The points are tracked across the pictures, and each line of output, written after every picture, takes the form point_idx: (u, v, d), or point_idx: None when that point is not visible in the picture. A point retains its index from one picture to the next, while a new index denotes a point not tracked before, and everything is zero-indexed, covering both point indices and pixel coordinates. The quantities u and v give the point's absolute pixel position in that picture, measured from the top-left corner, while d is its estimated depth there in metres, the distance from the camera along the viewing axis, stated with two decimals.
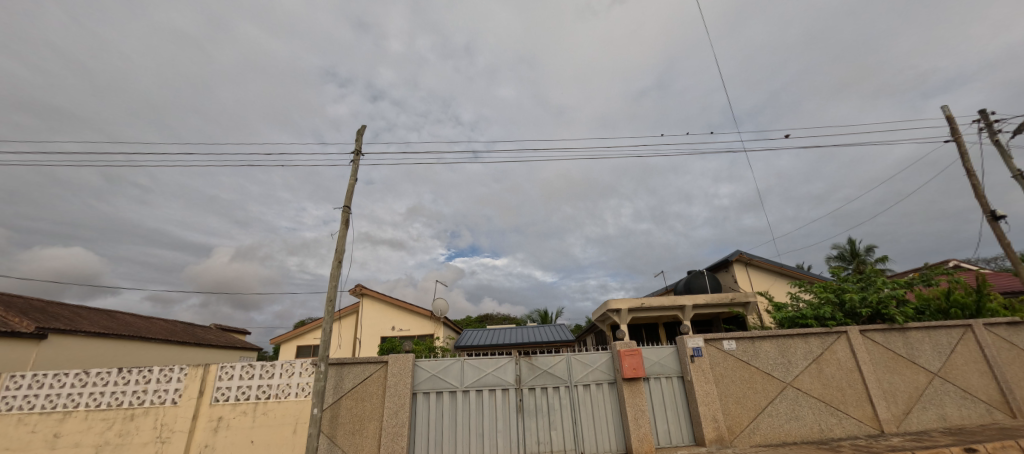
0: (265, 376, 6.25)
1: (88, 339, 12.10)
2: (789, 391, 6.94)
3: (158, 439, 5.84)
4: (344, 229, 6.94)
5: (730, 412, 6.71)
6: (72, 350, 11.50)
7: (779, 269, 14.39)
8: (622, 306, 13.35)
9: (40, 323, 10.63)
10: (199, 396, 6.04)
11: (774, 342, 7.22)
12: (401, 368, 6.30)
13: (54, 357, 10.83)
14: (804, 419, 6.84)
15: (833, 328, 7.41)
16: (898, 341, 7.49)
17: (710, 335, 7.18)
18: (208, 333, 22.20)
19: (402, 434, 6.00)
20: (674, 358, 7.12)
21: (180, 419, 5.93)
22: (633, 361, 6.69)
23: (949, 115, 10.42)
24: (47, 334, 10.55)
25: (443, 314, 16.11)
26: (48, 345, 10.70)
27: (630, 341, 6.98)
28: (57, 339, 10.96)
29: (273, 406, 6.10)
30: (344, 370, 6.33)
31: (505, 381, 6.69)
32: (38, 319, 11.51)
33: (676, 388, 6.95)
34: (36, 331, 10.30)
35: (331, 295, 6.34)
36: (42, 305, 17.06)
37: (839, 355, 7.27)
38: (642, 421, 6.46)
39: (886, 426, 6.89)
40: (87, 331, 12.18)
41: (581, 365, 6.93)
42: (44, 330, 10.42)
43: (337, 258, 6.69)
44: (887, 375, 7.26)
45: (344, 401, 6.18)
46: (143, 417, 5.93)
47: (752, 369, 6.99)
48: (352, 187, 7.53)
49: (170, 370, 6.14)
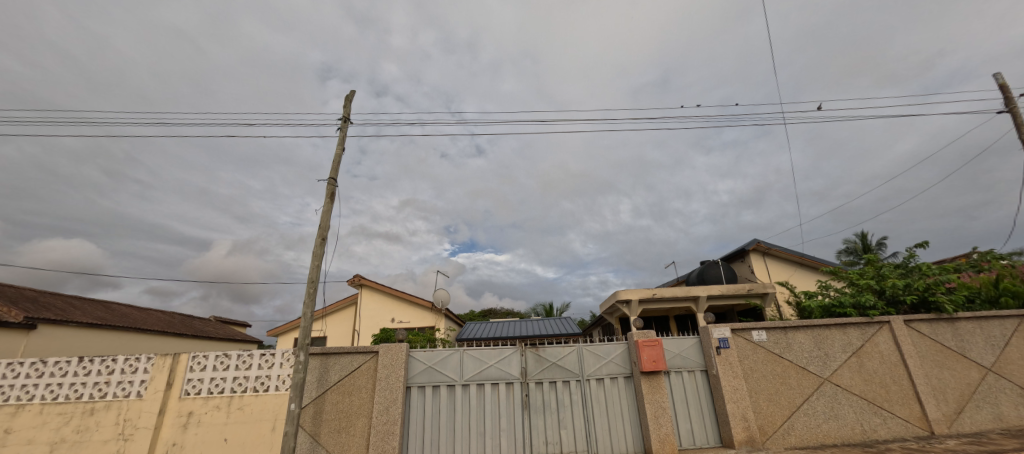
0: (240, 367, 5.57)
1: (80, 329, 11.63)
2: (826, 387, 6.20)
3: (120, 436, 5.18)
4: (330, 203, 5.74)
5: (762, 411, 5.96)
6: (63, 340, 11.03)
7: (799, 258, 13.52)
8: (632, 297, 12.68)
9: (29, 313, 10.14)
10: (165, 389, 5.36)
11: (809, 334, 6.50)
12: (393, 358, 5.65)
13: (45, 348, 10.38)
14: (845, 418, 6.08)
15: (875, 318, 6.69)
16: (947, 333, 6.74)
17: (736, 325, 6.45)
18: (207, 326, 21.98)
19: (394, 432, 5.32)
20: (697, 350, 6.40)
21: (144, 414, 5.25)
22: (653, 353, 5.96)
23: (1005, 83, 9.33)
24: (37, 324, 10.09)
25: (444, 305, 15.46)
26: (38, 336, 10.24)
27: (649, 331, 6.25)
28: (47, 329, 10.50)
29: (250, 400, 5.43)
30: (330, 361, 5.66)
31: (510, 375, 6.00)
32: (27, 308, 11.06)
33: (699, 383, 6.22)
34: (25, 321, 9.84)
35: (311, 276, 5.38)
36: (34, 295, 16.87)
37: (881, 347, 6.55)
38: (663, 420, 5.75)
39: (936, 427, 6.14)
40: (79, 322, 11.71)
41: (593, 358, 6.22)
42: (34, 320, 9.96)
43: (321, 236, 5.59)
44: (935, 371, 6.52)
45: (329, 396, 5.50)
46: (104, 411, 5.28)
47: (784, 363, 6.26)
48: (338, 158, 6.12)
49: (136, 360, 5.51)
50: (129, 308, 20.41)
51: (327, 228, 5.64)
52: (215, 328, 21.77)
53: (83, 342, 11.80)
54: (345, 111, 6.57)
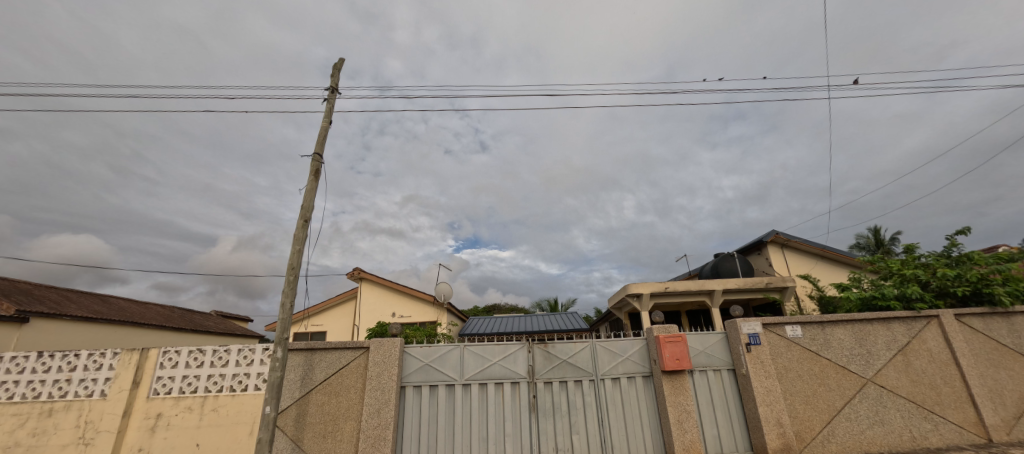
0: (216, 364, 5.00)
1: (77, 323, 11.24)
2: (870, 389, 5.54)
3: (80, 440, 4.65)
4: (315, 180, 5.12)
5: (798, 415, 5.31)
6: (59, 334, 10.66)
7: (821, 251, 12.77)
8: (644, 291, 12.01)
9: (21, 306, 9.75)
10: (132, 388, 4.81)
11: (848, 329, 5.83)
12: (385, 355, 5.06)
13: (39, 342, 10.01)
14: (891, 424, 5.42)
15: (922, 312, 6.00)
16: (1003, 329, 6.05)
17: (768, 319, 5.79)
18: (207, 320, 21.63)
19: (385, 438, 4.73)
20: (723, 347, 5.76)
21: (107, 416, 4.70)
22: (676, 350, 5.32)
23: None
24: (30, 318, 9.71)
25: (446, 300, 14.86)
26: (31, 330, 9.85)
27: (670, 326, 5.61)
28: (42, 322, 10.12)
29: (226, 401, 4.86)
30: (315, 358, 5.07)
31: (515, 374, 5.39)
32: (20, 301, 10.66)
33: (727, 383, 5.58)
34: (16, 314, 9.44)
35: (292, 262, 4.76)
36: (29, 288, 16.50)
37: (930, 345, 5.87)
38: (688, 425, 5.13)
39: (994, 434, 5.47)
40: (76, 315, 11.32)
41: (608, 355, 5.60)
42: (26, 314, 9.57)
43: (304, 217, 4.98)
44: (991, 371, 5.83)
45: (313, 396, 4.93)
46: (63, 413, 4.74)
47: (822, 362, 5.60)
48: (325, 131, 5.49)
49: (101, 355, 4.96)
50: (127, 302, 20.08)
51: (310, 210, 5.02)
52: (215, 323, 21.41)
53: (80, 336, 11.42)
54: (333, 81, 5.92)
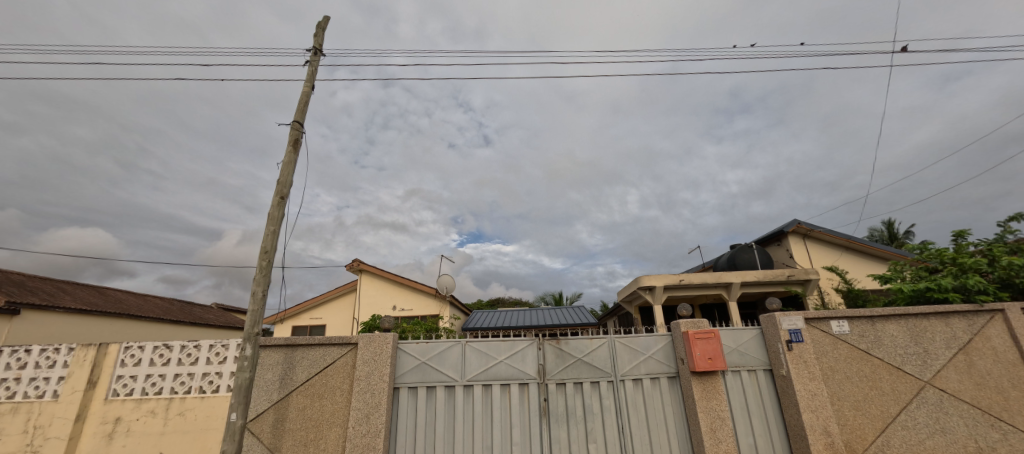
0: (184, 362, 4.41)
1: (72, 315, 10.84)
2: (929, 393, 4.85)
3: (28, 447, 4.08)
4: (293, 151, 4.47)
5: (848, 423, 4.65)
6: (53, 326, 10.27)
7: (846, 242, 12.00)
8: (657, 283, 11.32)
9: (11, 297, 9.31)
10: (87, 388, 4.23)
11: (901, 325, 5.13)
12: (375, 352, 4.43)
13: (31, 334, 9.61)
14: (954, 433, 4.74)
15: (985, 305, 5.28)
16: None
17: (810, 314, 5.09)
18: (207, 313, 21.28)
19: (375, 447, 4.12)
20: (758, 344, 5.08)
21: (58, 420, 4.12)
22: (708, 348, 4.65)
23: None
24: (21, 309, 9.28)
25: (449, 293, 14.22)
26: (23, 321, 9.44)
27: (699, 320, 4.94)
28: (37, 314, 9.74)
29: (194, 404, 4.26)
30: (296, 355, 4.45)
31: (523, 374, 4.75)
32: (10, 291, 10.22)
33: (763, 386, 4.92)
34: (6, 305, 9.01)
35: (266, 245, 4.13)
36: (22, 280, 16.12)
37: (995, 342, 5.16)
38: (722, 434, 4.48)
39: None
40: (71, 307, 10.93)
41: (629, 353, 4.94)
42: (16, 305, 9.14)
43: (280, 194, 4.33)
44: None
45: (294, 399, 4.32)
46: (10, 416, 4.17)
47: (873, 362, 4.91)
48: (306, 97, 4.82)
49: (54, 351, 4.37)
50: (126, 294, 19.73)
51: (288, 185, 4.37)
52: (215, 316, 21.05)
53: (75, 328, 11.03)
54: (317, 43, 5.22)
